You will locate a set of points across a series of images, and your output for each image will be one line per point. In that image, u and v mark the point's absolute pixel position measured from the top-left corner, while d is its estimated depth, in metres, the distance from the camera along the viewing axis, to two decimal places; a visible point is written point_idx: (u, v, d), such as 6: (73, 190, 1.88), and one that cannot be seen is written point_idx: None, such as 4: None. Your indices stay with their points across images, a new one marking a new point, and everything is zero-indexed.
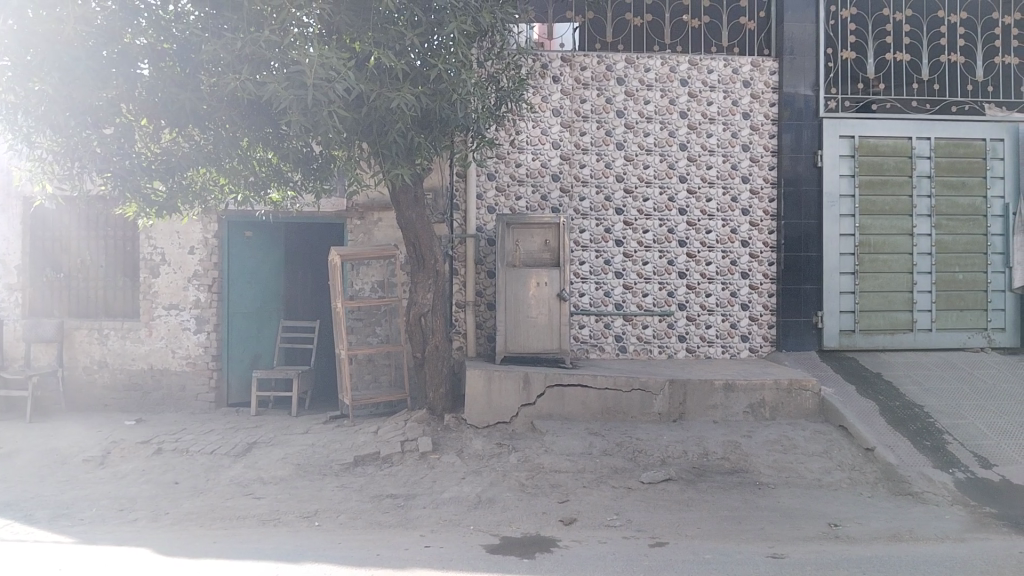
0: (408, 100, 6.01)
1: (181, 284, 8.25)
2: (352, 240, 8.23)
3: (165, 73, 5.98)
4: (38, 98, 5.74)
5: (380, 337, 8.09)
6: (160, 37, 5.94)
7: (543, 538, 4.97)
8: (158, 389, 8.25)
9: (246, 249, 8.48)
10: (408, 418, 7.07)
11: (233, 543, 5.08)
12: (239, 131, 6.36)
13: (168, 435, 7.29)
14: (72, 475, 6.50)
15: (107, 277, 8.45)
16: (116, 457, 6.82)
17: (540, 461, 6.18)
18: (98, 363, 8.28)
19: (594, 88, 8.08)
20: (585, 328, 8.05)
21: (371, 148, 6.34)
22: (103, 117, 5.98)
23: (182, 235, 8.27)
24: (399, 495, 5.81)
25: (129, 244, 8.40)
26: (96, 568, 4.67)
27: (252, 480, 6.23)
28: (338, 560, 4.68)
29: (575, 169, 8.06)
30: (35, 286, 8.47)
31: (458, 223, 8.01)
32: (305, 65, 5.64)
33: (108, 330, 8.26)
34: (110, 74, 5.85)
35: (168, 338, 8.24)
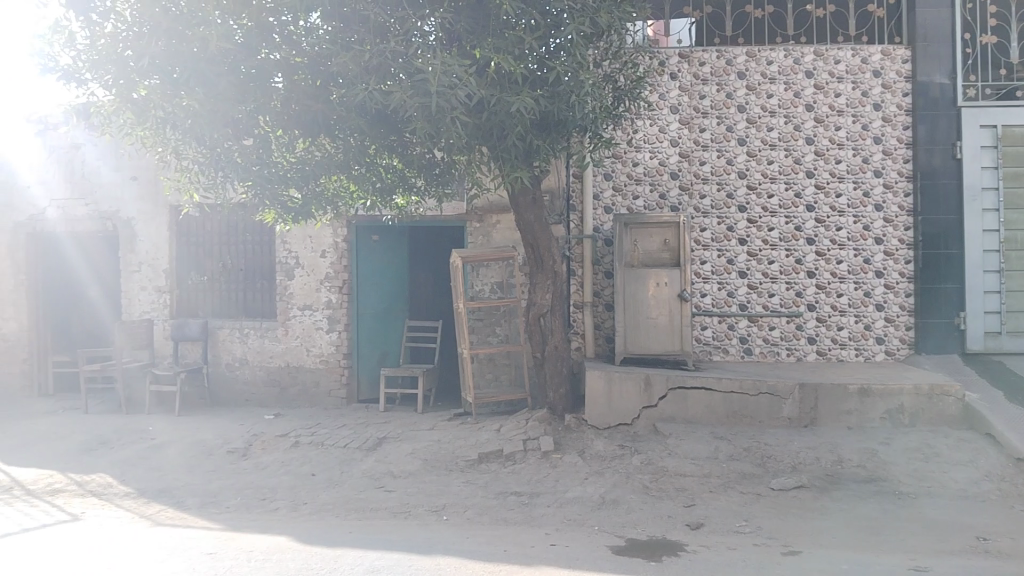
0: (528, 103, 6.09)
1: (314, 286, 8.64)
2: (472, 243, 8.39)
3: (299, 85, 6.35)
4: (184, 113, 6.16)
5: (500, 337, 8.22)
6: (293, 52, 6.33)
7: (671, 542, 4.93)
8: (294, 385, 8.68)
9: (373, 251, 8.80)
10: (530, 418, 7.15)
11: (366, 534, 5.31)
12: (366, 140, 6.66)
13: (304, 429, 7.67)
14: (219, 465, 6.96)
15: (245, 280, 8.96)
16: (257, 449, 7.24)
17: (664, 464, 6.12)
18: (239, 360, 8.80)
19: (712, 84, 7.93)
20: (707, 330, 7.91)
21: (490, 151, 6.52)
22: (244, 128, 6.35)
23: (315, 239, 8.64)
24: (524, 493, 5.90)
25: (265, 248, 8.87)
26: (245, 552, 5.06)
27: (383, 474, 6.48)
28: (468, 555, 4.81)
29: (694, 166, 7.93)
30: (182, 290, 9.14)
31: (575, 223, 8.03)
32: (429, 73, 5.87)
33: (247, 329, 8.77)
34: (251, 88, 6.25)
35: (303, 337, 8.64)
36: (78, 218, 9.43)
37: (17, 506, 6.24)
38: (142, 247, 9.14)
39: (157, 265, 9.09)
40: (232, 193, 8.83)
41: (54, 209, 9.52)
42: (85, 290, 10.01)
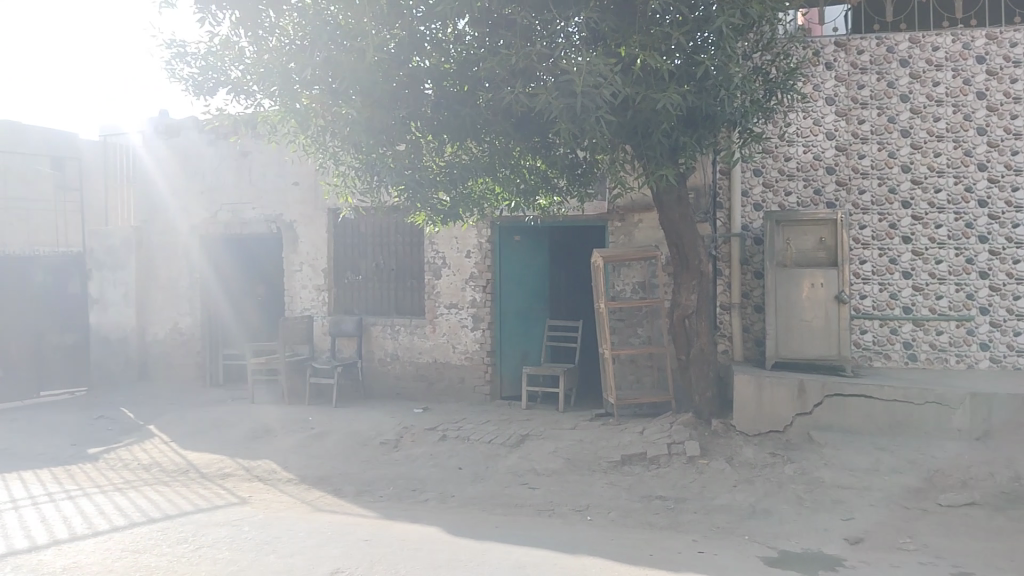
0: (674, 99, 5.97)
1: (459, 285, 8.88)
2: (614, 242, 8.34)
3: (449, 91, 6.58)
4: (344, 120, 6.50)
5: (642, 338, 8.13)
6: (443, 58, 6.49)
7: (826, 556, 4.71)
8: (440, 381, 8.97)
9: (515, 251, 8.91)
10: (674, 421, 7.03)
11: (511, 529, 5.42)
12: (512, 142, 6.78)
13: (450, 424, 7.93)
14: (373, 455, 7.33)
15: (395, 279, 9.34)
16: (407, 441, 7.57)
17: (819, 474, 5.85)
18: (389, 355, 9.20)
19: (871, 73, 7.48)
20: (868, 333, 7.48)
21: (635, 150, 6.47)
22: (396, 134, 6.63)
23: (460, 240, 8.88)
24: (669, 497, 5.82)
25: (414, 248, 9.22)
26: (396, 541, 5.31)
27: (528, 472, 6.60)
28: (612, 556, 4.80)
29: (852, 159, 7.52)
30: (338, 288, 9.64)
31: (722, 222, 7.81)
32: (575, 74, 5.90)
33: (398, 326, 9.15)
34: (403, 96, 6.54)
35: (449, 334, 8.91)
36: (245, 221, 10.15)
37: (195, 487, 6.84)
38: (303, 247, 9.73)
39: (316, 265, 9.65)
40: (385, 196, 9.24)
41: (224, 212, 10.30)
42: (250, 289, 10.81)
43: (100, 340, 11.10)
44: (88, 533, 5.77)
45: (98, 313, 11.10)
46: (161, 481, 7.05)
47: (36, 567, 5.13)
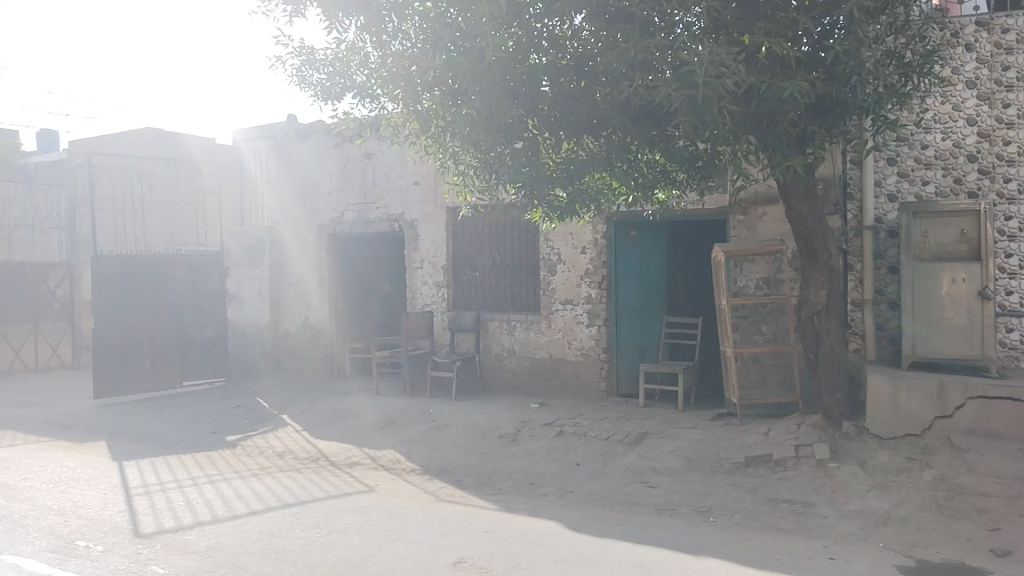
0: (802, 87, 5.73)
1: (575, 281, 8.86)
2: (736, 237, 8.11)
3: (567, 88, 6.56)
4: (463, 120, 6.58)
5: (766, 336, 7.86)
6: (562, 55, 6.50)
7: (971, 568, 4.41)
8: (557, 377, 8.99)
9: (633, 248, 8.78)
10: (801, 422, 6.78)
11: (631, 527, 5.38)
12: (630, 137, 6.71)
13: (568, 420, 7.96)
14: (493, 450, 7.47)
15: (512, 275, 9.42)
16: (526, 436, 7.67)
17: (961, 481, 5.48)
18: (507, 351, 9.33)
19: (1019, 53, 6.92)
20: (1014, 332, 6.90)
21: (759, 141, 6.25)
22: (515, 132, 6.68)
23: (576, 236, 8.85)
24: (796, 501, 5.62)
25: (530, 245, 9.27)
26: (515, 534, 5.39)
27: (647, 470, 6.54)
28: (736, 558, 4.68)
29: (997, 146, 6.99)
30: (457, 284, 9.84)
31: (853, 214, 7.45)
32: (696, 65, 5.75)
33: (515, 321, 9.25)
34: (521, 93, 6.55)
35: (565, 330, 8.92)
36: (370, 220, 10.52)
37: (324, 475, 7.17)
38: (424, 245, 10.00)
39: (436, 261, 9.89)
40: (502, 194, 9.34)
41: (350, 212, 10.70)
42: (374, 286, 11.17)
43: (236, 335, 11.90)
44: (229, 515, 6.14)
45: (235, 308, 11.87)
46: (293, 467, 7.43)
47: (184, 545, 5.51)
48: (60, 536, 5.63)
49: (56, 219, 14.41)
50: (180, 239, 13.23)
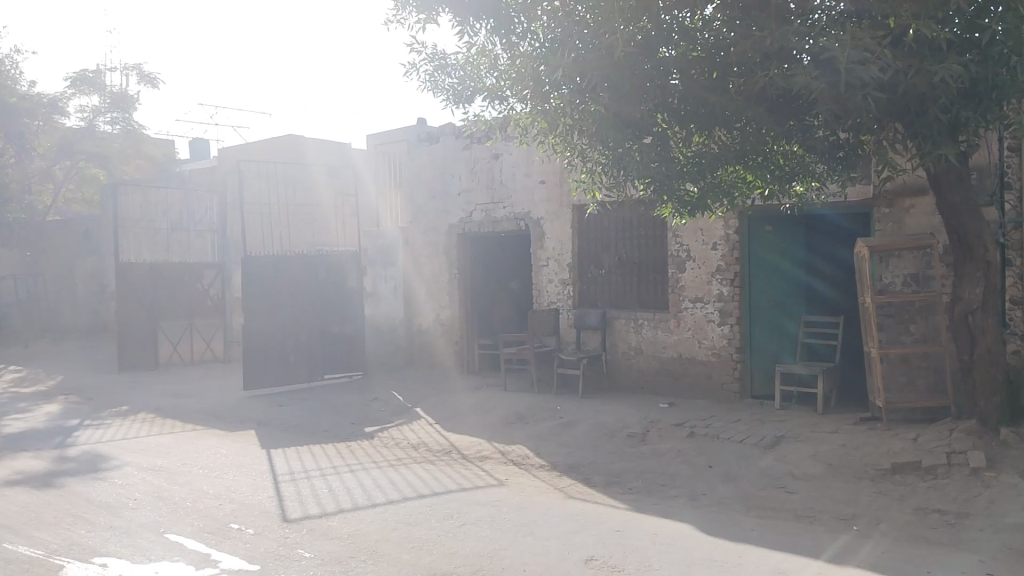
0: (955, 70, 5.38)
1: (705, 278, 8.67)
2: (880, 231, 7.70)
3: (697, 80, 6.38)
4: (591, 117, 6.55)
5: (914, 336, 7.42)
6: (693, 46, 6.41)
7: None
8: (686, 376, 8.83)
9: (765, 243, 8.56)
10: (954, 428, 6.36)
11: (768, 532, 5.21)
12: (766, 128, 6.50)
13: (699, 420, 7.82)
14: (622, 449, 7.44)
15: (639, 273, 9.31)
16: (655, 436, 7.59)
17: None
18: (634, 349, 9.26)
19: None
20: None
21: (907, 129, 5.87)
22: (644, 127, 6.56)
23: (706, 232, 8.65)
24: (950, 512, 5.27)
25: (658, 241, 9.12)
26: (647, 534, 5.33)
27: (784, 474, 6.32)
28: (884, 569, 4.44)
29: None
30: (583, 282, 9.85)
31: (1013, 204, 6.90)
32: (836, 51, 5.51)
33: (642, 320, 9.18)
34: (650, 87, 6.41)
35: (695, 329, 8.74)
36: (497, 220, 10.69)
37: (457, 468, 7.35)
38: (550, 243, 10.08)
39: (562, 259, 9.95)
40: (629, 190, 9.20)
41: (478, 212, 10.92)
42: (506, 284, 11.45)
43: (375, 329, 12.55)
44: (367, 504, 6.38)
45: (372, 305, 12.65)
46: (427, 460, 7.64)
47: (327, 531, 5.78)
48: (216, 518, 6.02)
49: (211, 221, 15.44)
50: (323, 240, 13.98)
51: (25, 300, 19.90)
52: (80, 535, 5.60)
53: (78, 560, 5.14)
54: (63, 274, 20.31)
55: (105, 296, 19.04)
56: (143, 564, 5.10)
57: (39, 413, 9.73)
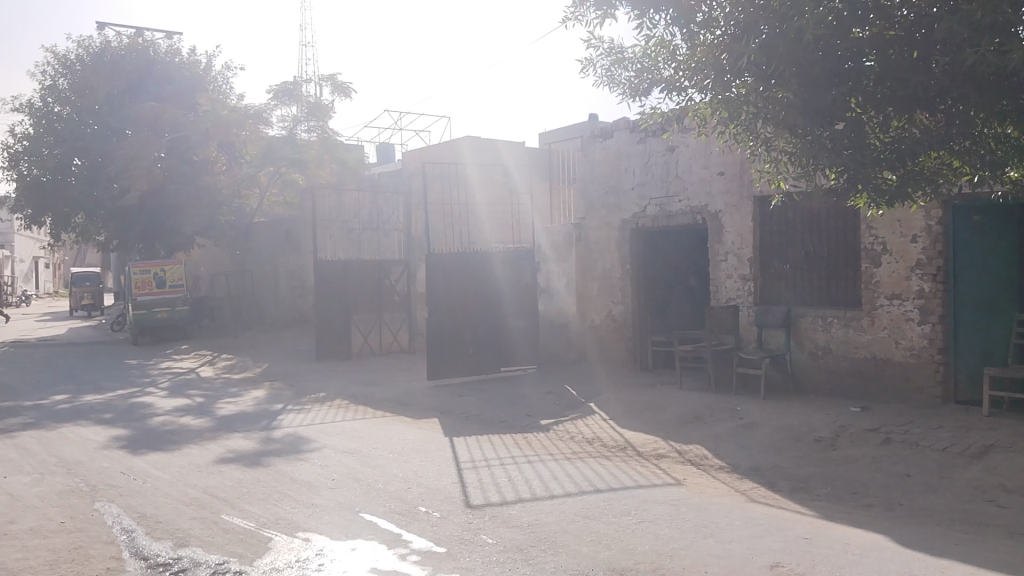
0: None
1: (903, 273, 8.07)
2: None
3: (895, 60, 6.01)
4: (777, 106, 6.23)
5: None
6: (889, 25, 6.08)
7: None
8: (882, 378, 8.28)
9: (973, 234, 7.83)
10: None
11: (978, 549, 4.78)
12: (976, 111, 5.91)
13: (895, 426, 7.32)
14: (809, 452, 7.11)
15: (827, 268, 8.91)
16: (845, 441, 7.19)
17: None
18: (822, 349, 8.81)
19: None
20: None
21: None
22: (833, 115, 6.15)
23: (904, 223, 8.06)
24: None
25: (849, 235, 8.68)
26: (838, 543, 5.04)
27: (995, 487, 5.77)
28: None
29: None
30: (765, 277, 9.54)
31: None
32: None
33: (831, 318, 8.72)
34: (844, 70, 6.05)
35: (891, 328, 8.18)
36: (672, 214, 10.55)
37: (633, 464, 7.29)
38: (729, 237, 9.81)
39: (742, 253, 9.67)
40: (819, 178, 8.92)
41: (653, 207, 10.83)
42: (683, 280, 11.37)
43: (547, 324, 12.76)
44: (546, 495, 6.46)
45: (547, 300, 12.92)
46: (603, 455, 7.65)
47: (508, 518, 5.91)
48: (404, 500, 6.33)
49: (397, 221, 16.15)
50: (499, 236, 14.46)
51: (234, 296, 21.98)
52: (285, 510, 6.08)
53: (284, 533, 5.58)
54: (268, 272, 22.26)
55: (303, 291, 20.68)
56: (341, 540, 5.45)
57: (249, 397, 10.69)
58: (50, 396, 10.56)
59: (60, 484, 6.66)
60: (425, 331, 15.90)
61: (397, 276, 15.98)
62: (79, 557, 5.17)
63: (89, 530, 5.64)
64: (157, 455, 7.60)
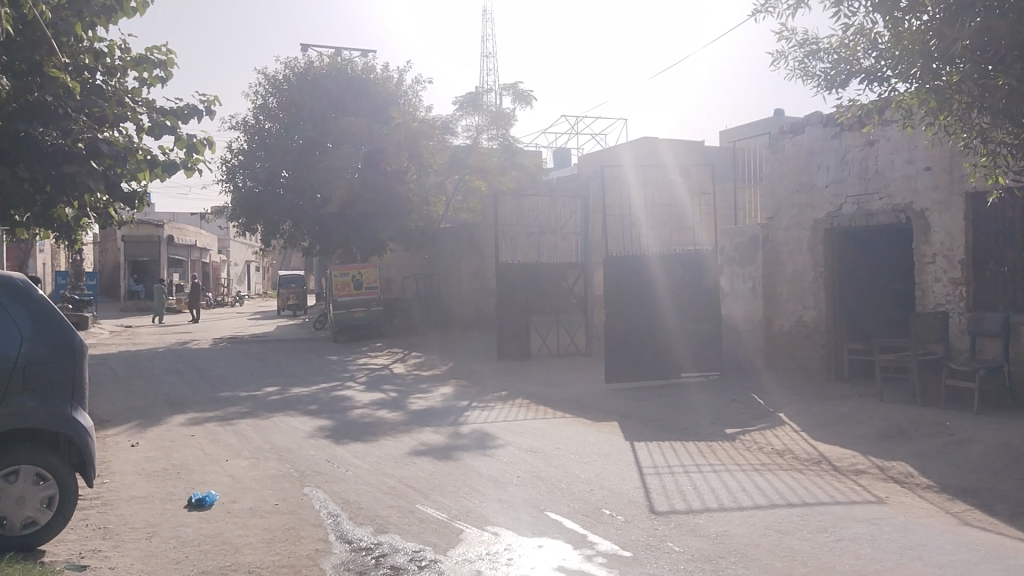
0: None
1: None
2: None
3: None
4: (998, 93, 5.69)
5: None
6: None
7: None
8: None
9: None
10: None
11: None
12: None
13: None
14: None
15: None
16: None
17: None
18: None
19: None
20: None
21: None
22: None
23: None
24: None
25: None
26: None
27: None
28: None
29: None
30: (981, 280, 8.78)
31: None
32: None
33: None
34: None
35: None
36: (872, 213, 9.97)
37: (828, 479, 6.89)
38: (938, 238, 9.13)
39: (952, 256, 8.95)
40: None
41: (851, 204, 10.28)
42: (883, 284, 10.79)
43: (729, 329, 12.38)
44: (734, 506, 6.24)
45: (729, 305, 12.37)
46: (795, 467, 7.29)
47: (695, 527, 5.75)
48: (588, 501, 6.34)
49: (573, 224, 16.34)
50: (677, 239, 14.19)
51: (422, 297, 23.14)
52: (475, 504, 6.27)
53: (474, 526, 5.75)
54: (452, 275, 23.28)
55: (485, 293, 21.43)
56: (529, 537, 5.54)
57: (438, 393, 11.18)
58: (263, 388, 11.58)
59: (273, 469, 7.27)
60: (602, 334, 15.95)
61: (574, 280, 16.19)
62: (291, 537, 5.59)
63: (299, 513, 6.10)
64: (356, 445, 8.12)
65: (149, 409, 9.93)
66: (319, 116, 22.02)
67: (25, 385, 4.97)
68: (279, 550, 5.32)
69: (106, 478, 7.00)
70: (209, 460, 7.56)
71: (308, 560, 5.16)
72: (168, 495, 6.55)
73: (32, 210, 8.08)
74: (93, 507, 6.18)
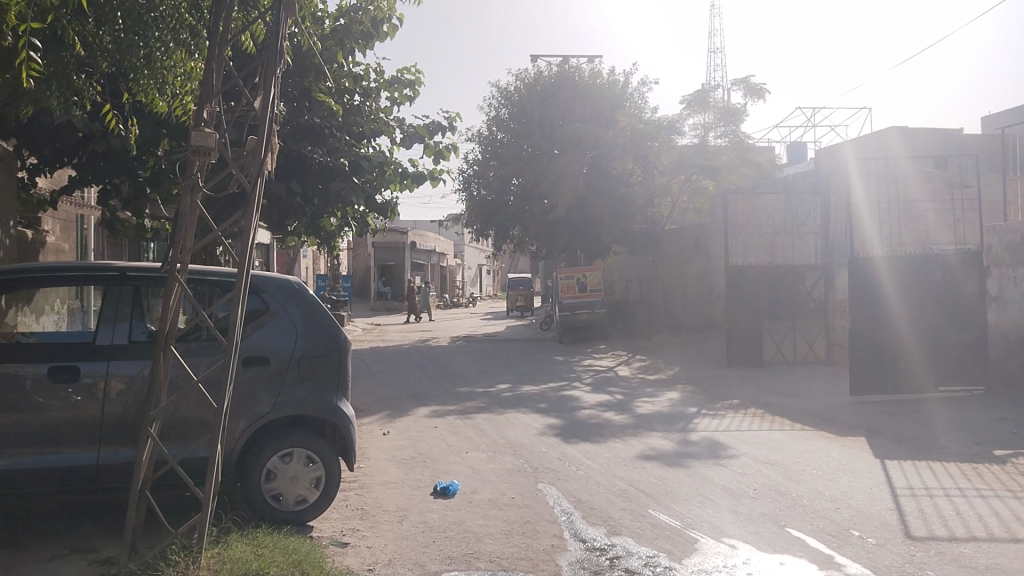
0: None
1: None
2: None
3: None
4: None
5: None
6: None
7: None
8: None
9: None
10: None
11: None
12: None
13: None
14: None
15: None
16: None
17: None
18: None
19: None
20: None
21: None
22: None
23: None
24: None
25: None
26: None
27: None
28: None
29: None
30: None
31: None
32: None
33: None
34: None
35: None
36: None
37: None
38: None
39: None
40: None
41: None
42: None
43: (997, 336, 11.04)
44: (1007, 537, 5.54)
45: (997, 310, 11.03)
46: None
47: (960, 558, 5.19)
48: (833, 520, 5.95)
49: (813, 222, 15.29)
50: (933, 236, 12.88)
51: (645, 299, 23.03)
52: (708, 513, 6.12)
53: (710, 536, 5.62)
54: (676, 276, 22.95)
55: (710, 296, 20.92)
56: (768, 552, 5.31)
57: (665, 397, 11.08)
58: (496, 385, 12.16)
59: (508, 463, 7.59)
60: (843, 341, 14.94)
61: (812, 282, 15.28)
62: (528, 531, 5.79)
63: (534, 508, 6.31)
64: (587, 445, 8.25)
65: (397, 401, 10.80)
66: (547, 124, 22.70)
67: (299, 375, 5.57)
68: (517, 543, 5.53)
69: (364, 463, 7.70)
70: (450, 452, 8.05)
71: (544, 555, 5.33)
72: (417, 482, 7.06)
73: (304, 220, 9.14)
74: (353, 489, 6.83)
